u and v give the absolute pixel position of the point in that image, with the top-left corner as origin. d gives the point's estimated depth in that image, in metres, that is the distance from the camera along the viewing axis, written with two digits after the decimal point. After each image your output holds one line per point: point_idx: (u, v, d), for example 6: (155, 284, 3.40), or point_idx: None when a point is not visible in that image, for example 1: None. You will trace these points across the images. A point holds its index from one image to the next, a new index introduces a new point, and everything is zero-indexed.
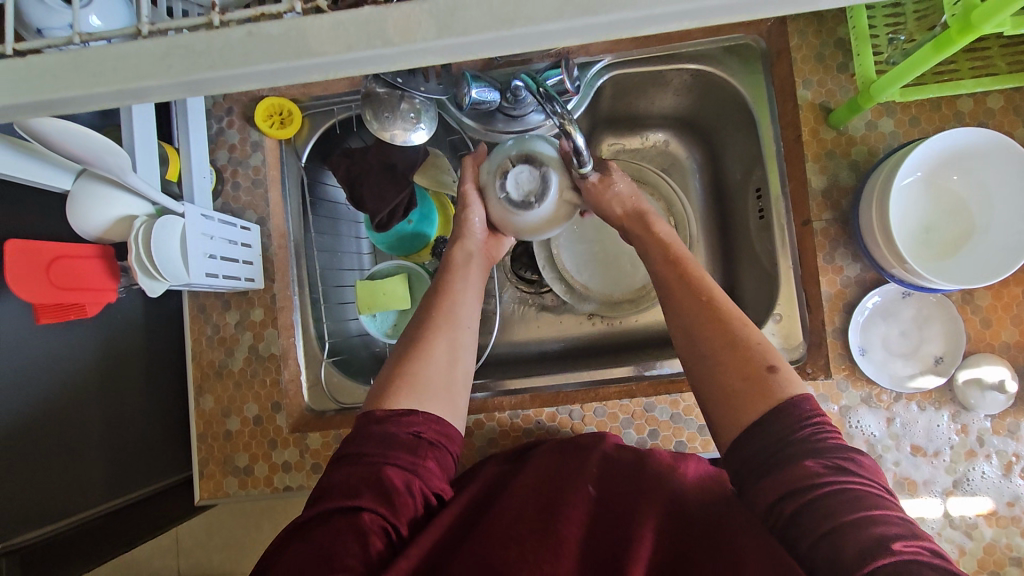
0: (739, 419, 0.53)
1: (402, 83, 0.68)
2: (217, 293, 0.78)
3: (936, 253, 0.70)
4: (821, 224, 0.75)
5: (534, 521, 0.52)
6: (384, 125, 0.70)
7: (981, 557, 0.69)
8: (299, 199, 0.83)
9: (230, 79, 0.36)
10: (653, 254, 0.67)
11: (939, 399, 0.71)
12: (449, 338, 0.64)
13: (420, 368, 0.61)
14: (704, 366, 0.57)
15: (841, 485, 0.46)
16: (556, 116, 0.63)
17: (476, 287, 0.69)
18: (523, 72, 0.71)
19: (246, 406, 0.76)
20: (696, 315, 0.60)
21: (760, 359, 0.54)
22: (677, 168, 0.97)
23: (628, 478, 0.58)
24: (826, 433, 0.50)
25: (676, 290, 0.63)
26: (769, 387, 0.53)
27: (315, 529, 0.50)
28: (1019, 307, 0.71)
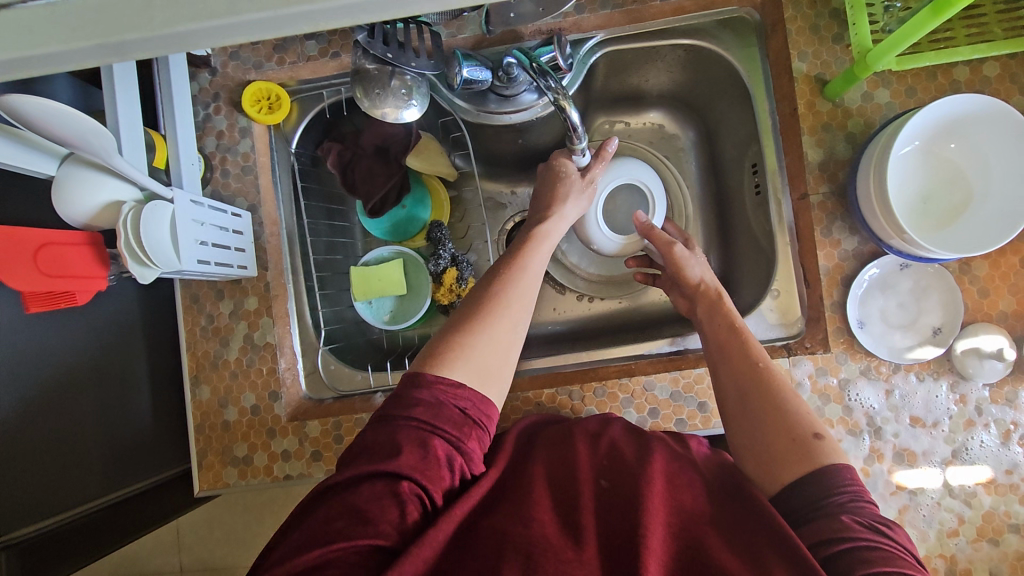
0: (778, 476, 0.54)
1: (392, 58, 0.62)
2: (210, 282, 0.77)
3: (936, 224, 0.70)
4: (819, 198, 0.74)
5: (550, 509, 0.52)
6: (375, 103, 0.69)
7: (980, 524, 0.69)
8: (292, 184, 0.81)
9: (211, 32, 0.35)
10: (707, 322, 0.70)
11: (938, 369, 0.71)
12: (512, 319, 0.64)
13: (475, 338, 0.60)
14: (749, 421, 0.58)
15: (873, 543, 0.47)
16: (551, 92, 0.67)
17: (532, 280, 0.69)
18: (516, 48, 0.71)
19: (244, 396, 0.75)
20: (746, 382, 0.61)
21: (808, 425, 0.55)
22: (676, 148, 0.97)
23: (648, 446, 0.58)
24: (867, 498, 0.50)
25: (727, 365, 0.64)
26: (811, 450, 0.54)
27: (350, 488, 0.50)
28: (1017, 276, 0.71)
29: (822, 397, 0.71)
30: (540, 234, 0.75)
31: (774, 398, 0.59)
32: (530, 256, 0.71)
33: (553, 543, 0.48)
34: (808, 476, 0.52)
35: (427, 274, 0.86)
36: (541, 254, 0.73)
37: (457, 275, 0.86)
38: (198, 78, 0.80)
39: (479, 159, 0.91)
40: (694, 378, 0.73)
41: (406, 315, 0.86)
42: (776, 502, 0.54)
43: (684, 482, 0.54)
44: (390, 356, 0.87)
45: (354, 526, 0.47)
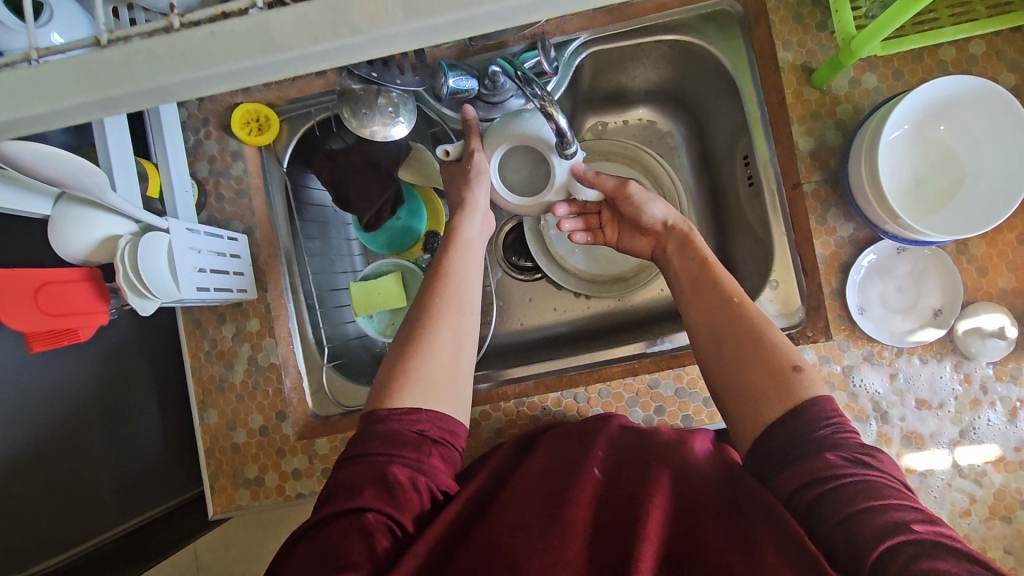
0: (758, 414, 0.54)
1: (376, 77, 0.65)
2: (211, 307, 0.77)
3: (928, 206, 0.70)
4: (812, 186, 0.74)
5: (540, 506, 0.52)
6: (363, 122, 0.69)
7: (992, 502, 0.70)
8: (285, 205, 0.82)
9: (195, 82, 0.36)
10: (678, 259, 0.71)
11: (940, 351, 0.71)
12: (453, 325, 0.65)
13: (423, 361, 0.61)
14: (727, 367, 0.58)
15: (859, 477, 0.47)
16: (538, 99, 0.66)
17: (473, 287, 0.69)
18: (500, 57, 0.72)
19: (252, 417, 0.76)
20: (721, 323, 0.61)
21: (784, 359, 0.56)
22: (664, 142, 0.98)
23: (634, 451, 0.59)
24: (848, 432, 0.51)
25: (696, 307, 0.64)
26: (790, 383, 0.54)
27: (322, 530, 0.51)
28: (1015, 253, 0.71)
29: (827, 385, 0.72)
30: (467, 217, 0.74)
31: (747, 339, 0.59)
32: (465, 255, 0.72)
33: (536, 545, 0.48)
34: (790, 411, 0.52)
35: None
36: (472, 260, 0.72)
37: None
38: (187, 104, 0.81)
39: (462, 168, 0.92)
40: (696, 373, 0.74)
41: None
42: (756, 443, 0.54)
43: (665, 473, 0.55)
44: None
45: (327, 564, 0.47)
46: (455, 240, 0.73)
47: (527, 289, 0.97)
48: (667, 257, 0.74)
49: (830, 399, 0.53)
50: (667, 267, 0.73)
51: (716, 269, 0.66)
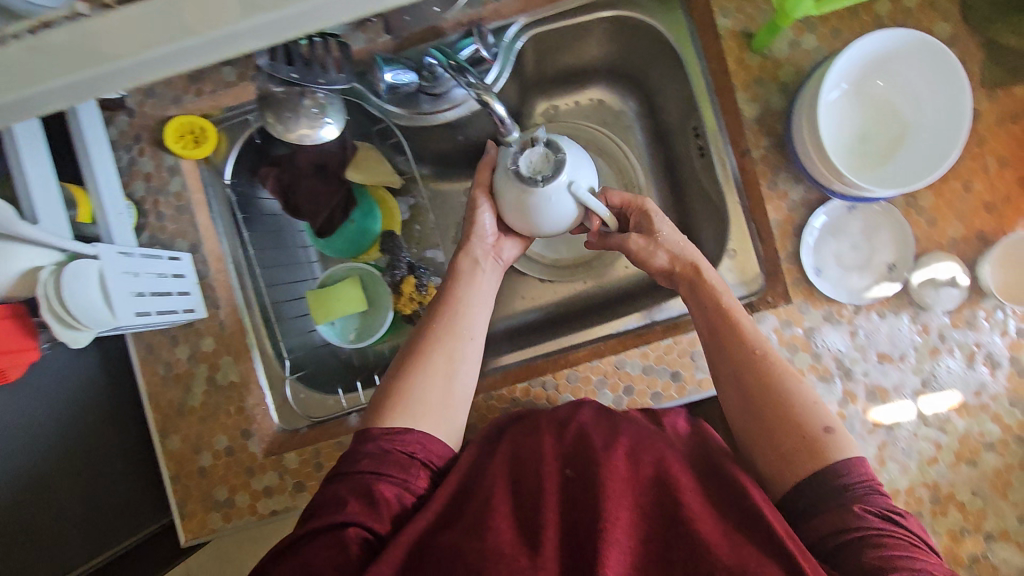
0: (789, 469, 0.57)
1: (298, 78, 0.60)
2: (162, 330, 0.75)
3: (874, 163, 0.70)
4: (761, 152, 0.74)
5: (509, 514, 0.53)
6: (288, 126, 0.69)
7: (957, 447, 0.71)
8: (231, 217, 0.79)
9: (46, 95, 0.39)
10: (695, 308, 0.68)
11: (898, 304, 0.72)
12: (446, 350, 0.66)
13: (413, 383, 0.63)
14: (755, 425, 0.60)
15: (883, 532, 0.51)
16: (471, 88, 0.65)
17: (475, 316, 0.70)
18: (434, 48, 0.69)
19: (216, 438, 0.74)
20: (745, 373, 0.62)
21: (818, 421, 0.58)
22: (617, 120, 0.96)
23: (611, 431, 0.60)
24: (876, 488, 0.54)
25: (718, 350, 0.65)
26: (823, 447, 0.56)
27: (304, 545, 0.52)
28: (961, 201, 0.72)
29: (790, 348, 0.72)
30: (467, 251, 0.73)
31: (778, 393, 0.60)
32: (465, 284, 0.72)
33: (506, 552, 0.49)
34: (813, 475, 0.55)
35: (386, 285, 0.84)
36: (480, 299, 0.72)
37: (416, 283, 0.83)
38: (115, 122, 0.77)
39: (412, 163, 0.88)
40: (662, 350, 0.74)
41: (371, 330, 0.83)
42: (788, 498, 0.57)
43: (647, 458, 0.57)
44: (361, 376, 0.83)
45: None
46: (454, 275, 0.72)
47: None
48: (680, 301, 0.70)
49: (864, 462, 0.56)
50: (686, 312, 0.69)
51: (734, 312, 0.65)
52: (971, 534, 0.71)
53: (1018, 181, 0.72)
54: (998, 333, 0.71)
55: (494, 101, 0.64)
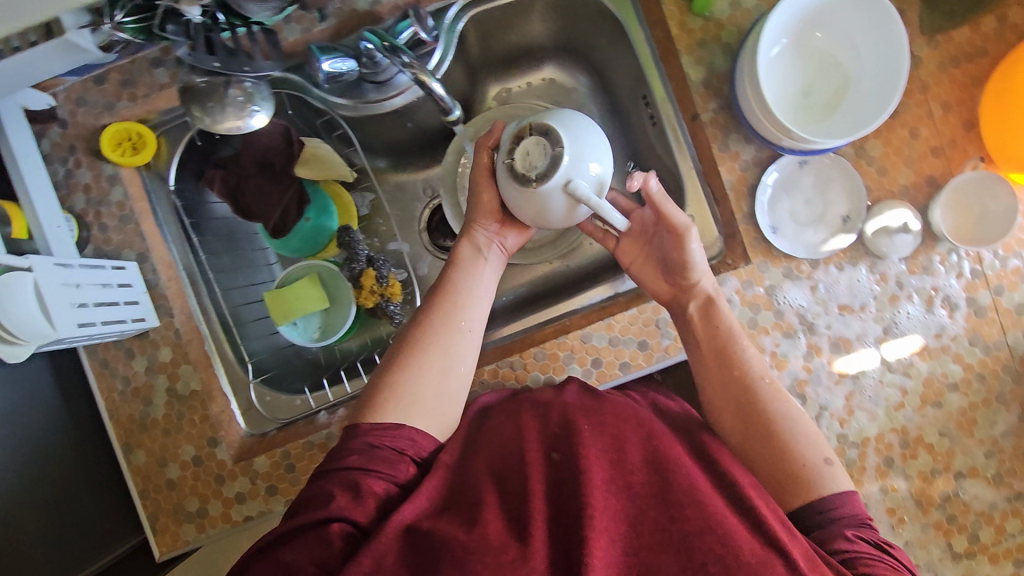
0: (785, 497, 0.60)
1: (221, 67, 0.55)
2: (115, 344, 0.74)
3: (819, 115, 0.70)
4: (709, 115, 0.74)
5: (496, 505, 0.53)
6: (215, 119, 0.61)
7: (922, 391, 0.73)
8: (179, 225, 0.76)
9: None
10: (701, 323, 0.68)
11: (854, 256, 0.72)
12: (442, 346, 0.66)
13: (405, 378, 0.63)
14: (757, 444, 0.62)
15: (872, 556, 0.54)
16: (407, 68, 0.64)
17: (475, 306, 0.69)
18: (369, 31, 0.67)
19: (182, 449, 0.74)
20: (745, 408, 0.63)
21: (818, 452, 0.61)
22: (569, 96, 0.95)
23: (597, 413, 0.61)
24: (865, 519, 0.58)
25: (716, 379, 0.65)
26: (819, 474, 0.59)
27: (287, 541, 0.52)
28: (909, 148, 0.73)
29: (752, 308, 0.73)
30: (466, 247, 0.73)
31: (780, 427, 0.62)
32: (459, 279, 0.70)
33: (492, 545, 0.49)
34: (808, 504, 0.58)
35: (346, 280, 0.82)
36: (482, 298, 0.70)
37: (377, 275, 0.82)
38: (47, 134, 0.74)
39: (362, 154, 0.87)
40: (627, 320, 0.74)
41: (334, 327, 0.82)
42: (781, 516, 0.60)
43: (640, 443, 0.58)
44: (328, 373, 0.83)
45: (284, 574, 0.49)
46: (454, 261, 0.72)
47: None
48: (686, 323, 0.69)
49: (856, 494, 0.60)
50: (682, 325, 0.69)
51: (730, 339, 0.66)
52: (941, 474, 0.73)
53: (963, 123, 0.72)
54: (954, 275, 0.72)
55: (433, 80, 0.64)
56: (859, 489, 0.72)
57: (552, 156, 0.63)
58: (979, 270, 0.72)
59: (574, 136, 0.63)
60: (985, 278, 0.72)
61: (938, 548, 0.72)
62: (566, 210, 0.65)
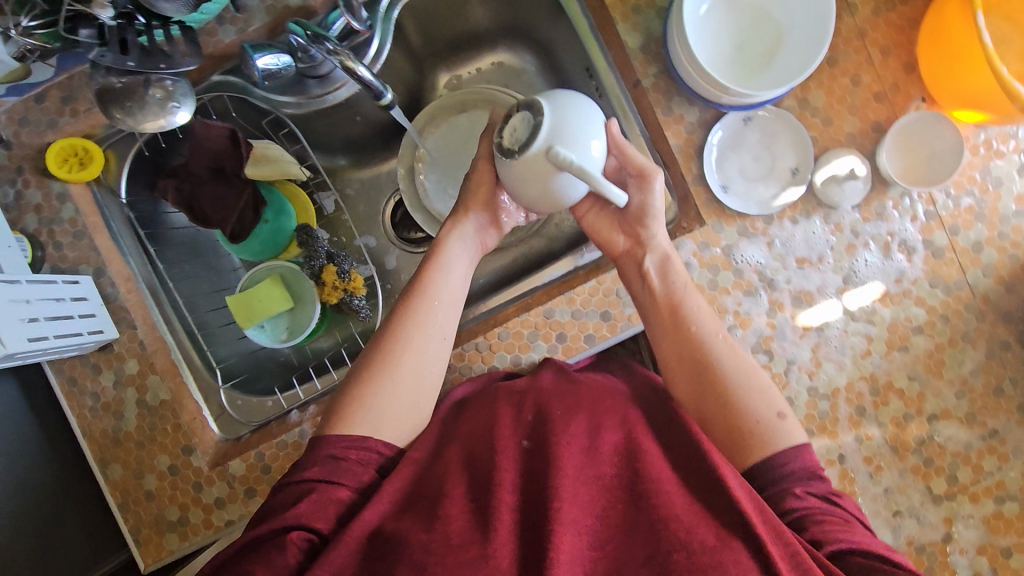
0: (743, 453, 0.59)
1: (136, 66, 0.56)
2: (81, 360, 0.73)
3: (757, 69, 0.71)
4: (650, 80, 0.74)
5: (462, 500, 0.53)
6: (137, 119, 0.61)
7: (887, 337, 0.72)
8: (133, 236, 0.77)
9: None
10: (644, 293, 0.68)
11: (808, 208, 0.73)
12: (418, 339, 0.64)
13: (380, 377, 0.61)
14: (713, 407, 0.62)
15: (826, 510, 0.55)
16: (331, 55, 0.64)
17: (449, 296, 0.67)
18: (296, 23, 0.66)
19: (157, 460, 0.73)
20: (700, 369, 0.63)
21: (770, 407, 0.61)
22: (518, 79, 0.95)
23: (572, 398, 0.63)
24: (818, 472, 0.58)
25: (670, 340, 0.65)
26: (776, 429, 0.59)
27: (246, 556, 0.51)
28: (852, 96, 0.73)
29: (712, 269, 0.72)
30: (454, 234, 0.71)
31: (730, 386, 0.62)
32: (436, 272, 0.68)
33: (454, 542, 0.49)
34: (762, 459, 0.58)
35: (308, 278, 0.83)
36: (456, 287, 0.68)
37: (338, 270, 0.83)
38: None
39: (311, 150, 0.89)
40: (588, 292, 0.74)
41: (301, 326, 0.82)
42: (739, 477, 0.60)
43: (612, 431, 0.59)
44: (295, 372, 0.84)
45: None
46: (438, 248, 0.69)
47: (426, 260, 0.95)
48: (626, 283, 0.70)
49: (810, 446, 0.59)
50: (633, 286, 0.69)
51: (683, 296, 0.66)
52: (914, 418, 0.72)
53: (904, 67, 0.73)
54: (909, 219, 0.72)
55: (357, 65, 0.62)
56: (835, 441, 0.72)
57: (534, 125, 0.60)
58: (933, 212, 0.72)
59: (564, 120, 0.59)
60: (939, 218, 0.72)
61: (919, 493, 0.72)
62: (550, 183, 0.61)
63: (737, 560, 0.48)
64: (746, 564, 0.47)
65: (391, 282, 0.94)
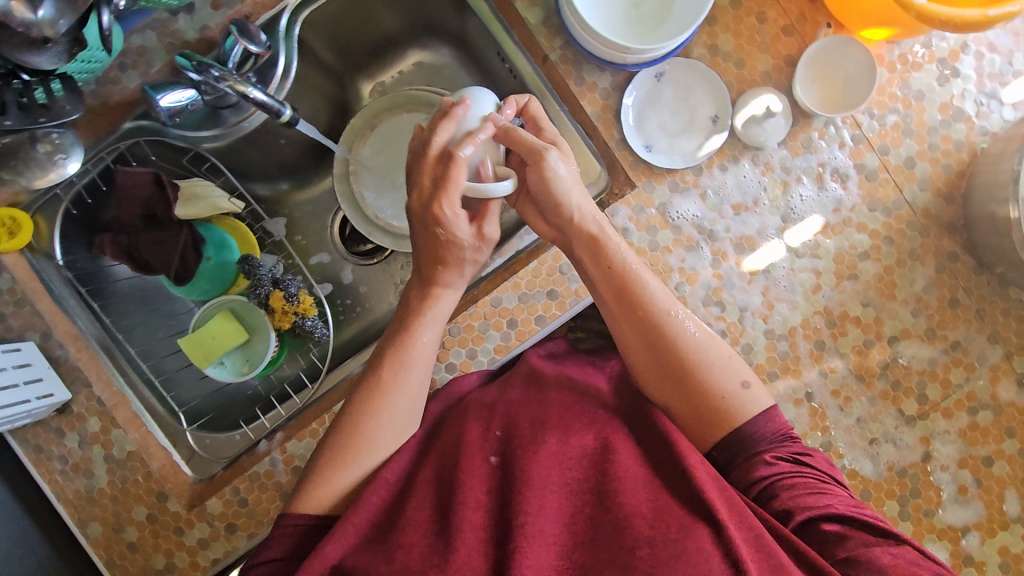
0: (710, 432, 0.59)
1: (15, 124, 0.59)
2: (43, 426, 0.73)
3: (654, 24, 0.72)
4: (557, 53, 0.73)
5: (428, 523, 0.52)
6: (24, 175, 0.68)
7: (835, 268, 0.72)
8: (76, 295, 0.76)
9: None
10: (593, 266, 0.64)
11: (735, 152, 0.72)
12: (398, 374, 0.62)
13: (363, 418, 0.60)
14: (680, 392, 0.61)
15: (797, 474, 0.55)
16: (221, 82, 0.65)
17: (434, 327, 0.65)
18: (182, 56, 0.67)
19: (135, 511, 0.73)
20: (665, 355, 0.61)
21: (735, 377, 0.60)
22: (441, 73, 0.94)
23: (540, 408, 0.62)
24: (788, 433, 0.58)
25: (630, 328, 0.62)
26: (744, 400, 0.59)
27: None
28: (761, 35, 0.72)
29: (650, 230, 0.71)
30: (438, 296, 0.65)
31: (691, 355, 0.60)
32: (422, 326, 0.64)
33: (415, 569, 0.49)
34: (737, 431, 0.58)
35: (257, 307, 0.84)
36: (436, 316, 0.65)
37: (285, 295, 0.84)
38: None
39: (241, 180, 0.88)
40: (530, 274, 0.73)
41: (258, 357, 0.83)
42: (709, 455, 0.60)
43: (577, 432, 0.60)
44: (259, 402, 0.85)
45: None
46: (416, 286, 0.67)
47: (378, 271, 0.95)
48: (576, 259, 0.66)
49: (775, 409, 0.60)
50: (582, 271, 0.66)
51: (635, 276, 0.63)
52: (875, 344, 0.72)
53: None
54: (838, 147, 0.72)
55: (248, 89, 0.65)
56: (800, 380, 0.71)
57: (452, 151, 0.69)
58: (860, 135, 0.72)
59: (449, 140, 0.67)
60: (867, 141, 0.72)
61: (892, 418, 0.72)
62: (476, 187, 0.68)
63: (699, 547, 0.49)
64: (710, 551, 0.48)
65: (350, 296, 0.94)
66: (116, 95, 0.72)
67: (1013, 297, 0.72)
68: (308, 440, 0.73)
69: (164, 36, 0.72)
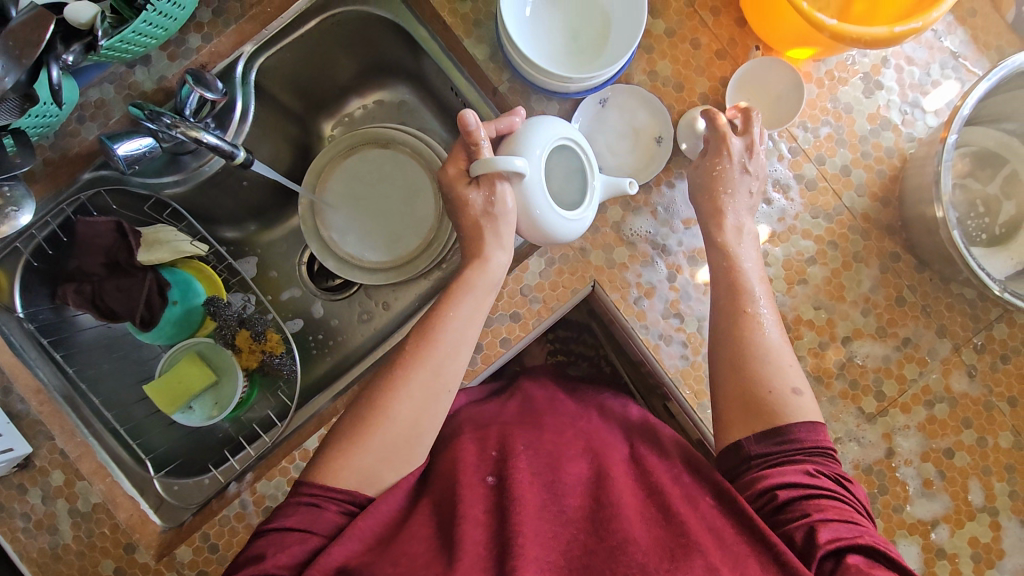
0: (749, 423, 0.57)
1: None
2: (4, 484, 0.72)
3: (593, 55, 0.76)
4: (506, 85, 0.77)
5: (429, 538, 0.49)
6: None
7: (785, 274, 0.75)
8: (37, 346, 0.75)
9: None
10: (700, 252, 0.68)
11: (679, 170, 0.76)
12: (445, 342, 0.59)
13: (401, 385, 0.56)
14: (723, 373, 0.60)
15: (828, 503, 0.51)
16: (173, 129, 0.67)
17: (473, 306, 0.61)
18: (135, 104, 0.68)
19: (102, 565, 0.71)
20: (728, 349, 0.61)
21: (785, 381, 0.58)
22: (405, 110, 0.96)
23: (535, 434, 0.61)
24: (828, 456, 0.55)
25: (723, 316, 0.63)
26: (787, 402, 0.56)
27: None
28: (696, 59, 0.77)
29: (606, 249, 0.74)
30: (479, 266, 0.64)
31: (754, 350, 0.59)
32: (459, 301, 0.61)
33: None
34: (774, 428, 0.55)
35: (225, 348, 0.86)
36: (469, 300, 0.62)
37: (252, 334, 0.87)
38: None
39: (205, 223, 0.89)
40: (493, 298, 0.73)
41: (227, 398, 0.83)
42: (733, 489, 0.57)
43: (580, 464, 0.58)
44: (229, 445, 0.85)
45: None
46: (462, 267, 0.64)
47: (346, 305, 0.95)
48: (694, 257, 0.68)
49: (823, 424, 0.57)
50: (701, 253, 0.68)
51: (743, 278, 0.65)
52: (830, 345, 0.74)
53: (736, 22, 0.77)
54: (777, 159, 0.76)
55: (202, 134, 0.67)
56: None
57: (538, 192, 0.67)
58: (797, 147, 0.76)
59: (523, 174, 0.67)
60: (804, 152, 0.76)
61: (853, 416, 0.73)
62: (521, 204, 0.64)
63: None
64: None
65: (322, 331, 0.95)
66: (75, 147, 0.74)
67: (956, 291, 0.76)
68: (278, 479, 0.72)
69: (122, 88, 0.75)
